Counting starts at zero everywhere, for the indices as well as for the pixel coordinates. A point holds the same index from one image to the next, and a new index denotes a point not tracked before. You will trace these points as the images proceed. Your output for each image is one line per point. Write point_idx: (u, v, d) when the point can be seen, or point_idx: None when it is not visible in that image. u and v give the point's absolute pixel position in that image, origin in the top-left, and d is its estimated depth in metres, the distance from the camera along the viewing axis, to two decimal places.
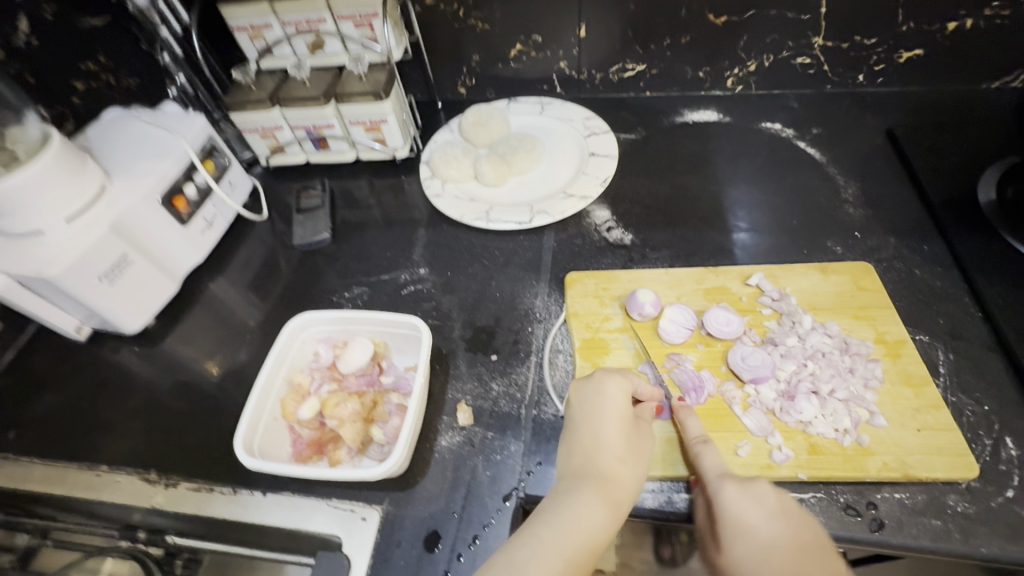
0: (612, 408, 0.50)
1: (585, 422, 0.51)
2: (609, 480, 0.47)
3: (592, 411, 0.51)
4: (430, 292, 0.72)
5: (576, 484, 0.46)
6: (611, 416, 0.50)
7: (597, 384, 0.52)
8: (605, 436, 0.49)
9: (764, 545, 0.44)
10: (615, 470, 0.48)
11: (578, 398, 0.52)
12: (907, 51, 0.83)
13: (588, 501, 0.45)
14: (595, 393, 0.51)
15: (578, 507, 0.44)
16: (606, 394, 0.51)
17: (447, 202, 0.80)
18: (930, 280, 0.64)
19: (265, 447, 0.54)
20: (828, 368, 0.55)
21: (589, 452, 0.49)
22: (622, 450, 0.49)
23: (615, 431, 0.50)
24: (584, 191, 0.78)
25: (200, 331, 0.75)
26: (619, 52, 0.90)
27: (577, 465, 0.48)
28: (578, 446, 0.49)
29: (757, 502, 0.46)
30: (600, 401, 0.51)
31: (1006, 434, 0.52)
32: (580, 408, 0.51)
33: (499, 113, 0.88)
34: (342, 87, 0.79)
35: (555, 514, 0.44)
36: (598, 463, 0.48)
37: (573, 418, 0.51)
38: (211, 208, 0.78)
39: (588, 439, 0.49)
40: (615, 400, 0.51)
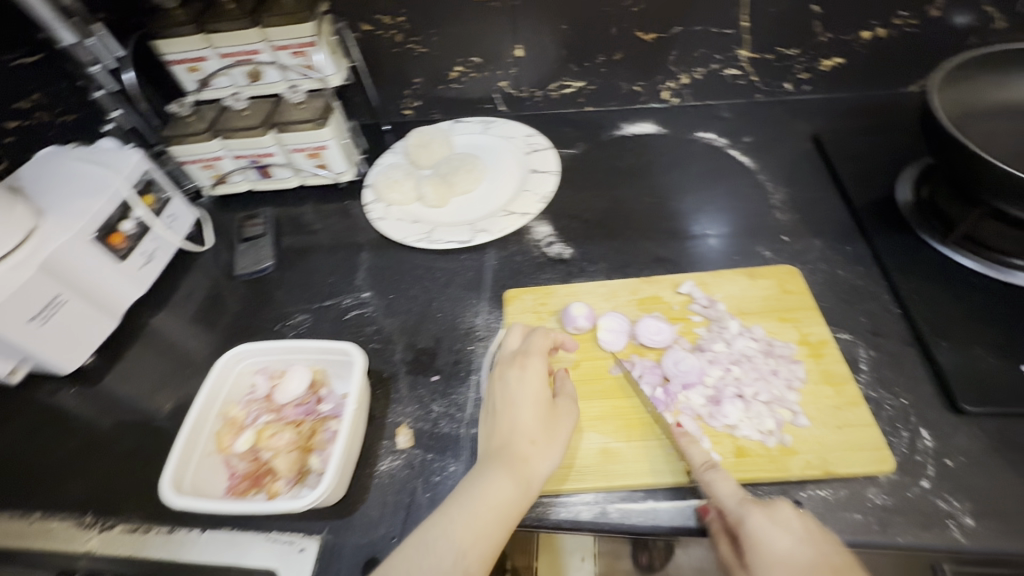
0: (527, 392, 0.52)
1: (502, 404, 0.52)
2: (520, 459, 0.48)
3: (509, 395, 0.52)
4: (373, 315, 0.73)
5: (489, 462, 0.48)
6: (525, 400, 0.52)
7: (515, 370, 0.54)
8: (518, 417, 0.51)
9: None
10: (525, 448, 0.49)
11: (499, 383, 0.54)
12: (827, 60, 0.86)
13: (496, 478, 0.47)
14: (513, 378, 0.53)
15: (487, 483, 0.47)
16: (524, 377, 0.53)
17: (390, 225, 0.81)
18: (852, 280, 0.67)
19: (197, 484, 0.54)
20: (751, 372, 0.57)
21: (504, 431, 0.50)
22: (534, 429, 0.51)
23: (528, 413, 0.51)
24: (524, 208, 0.80)
25: (142, 367, 0.74)
26: (556, 71, 0.92)
27: (492, 444, 0.50)
28: (494, 427, 0.51)
29: (784, 529, 0.44)
30: (516, 384, 0.53)
31: (922, 426, 0.54)
32: (499, 392, 0.53)
33: (442, 134, 0.90)
34: (281, 116, 0.80)
35: (467, 492, 0.47)
36: (510, 441, 0.50)
37: (493, 401, 0.53)
38: (151, 242, 0.78)
39: (504, 419, 0.51)
40: (529, 384, 0.53)
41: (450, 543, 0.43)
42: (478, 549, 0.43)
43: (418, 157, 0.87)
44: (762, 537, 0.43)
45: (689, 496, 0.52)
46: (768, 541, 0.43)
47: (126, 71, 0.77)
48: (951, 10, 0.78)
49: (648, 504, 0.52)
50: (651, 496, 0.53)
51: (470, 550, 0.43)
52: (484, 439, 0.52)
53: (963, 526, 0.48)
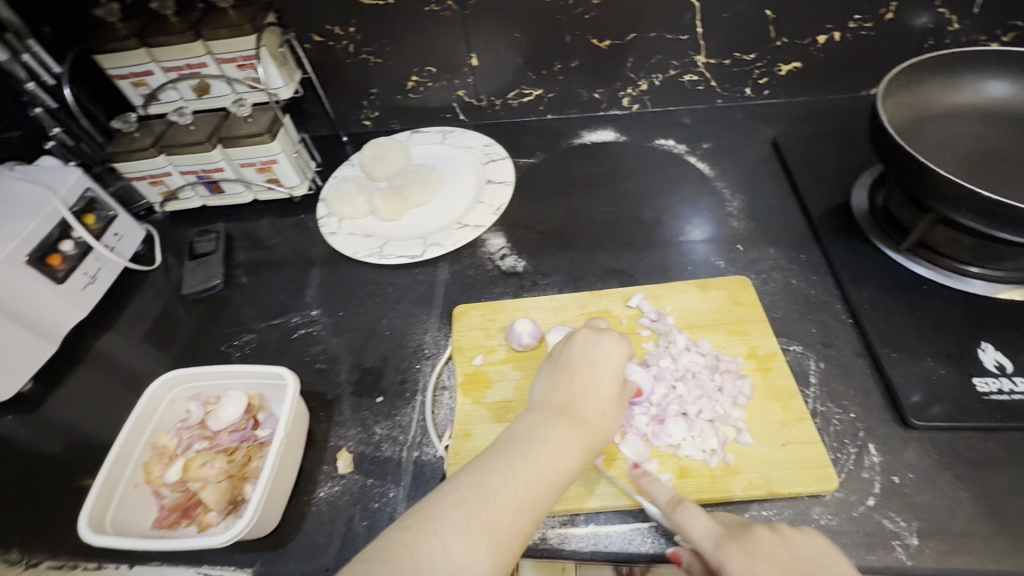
0: (614, 364, 0.49)
1: (583, 366, 0.49)
2: (589, 425, 0.46)
3: (594, 358, 0.49)
4: (321, 334, 0.71)
5: (557, 422, 0.45)
6: (611, 371, 0.49)
7: (609, 337, 0.50)
8: (597, 385, 0.48)
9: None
10: (596, 419, 0.46)
11: (584, 343, 0.50)
12: (786, 64, 0.85)
13: (566, 441, 0.44)
14: (604, 343, 0.50)
15: (553, 442, 0.43)
16: (616, 349, 0.50)
17: (341, 240, 0.79)
18: (805, 289, 0.66)
19: (121, 518, 0.52)
20: (696, 389, 0.55)
21: (576, 394, 0.47)
22: (609, 403, 0.48)
23: (609, 383, 0.48)
24: (478, 221, 0.79)
25: (82, 392, 0.72)
26: (513, 79, 0.91)
27: (559, 402, 0.46)
28: (565, 387, 0.48)
29: (767, 562, 0.39)
30: (606, 350, 0.49)
31: (870, 441, 0.53)
32: (580, 351, 0.50)
33: (397, 146, 0.88)
34: (228, 130, 0.78)
35: (533, 448, 0.43)
36: (579, 406, 0.46)
37: (571, 357, 0.49)
38: (93, 262, 0.76)
39: (579, 381, 0.48)
40: (619, 355, 0.49)
41: (510, 495, 0.39)
42: (532, 508, 0.40)
43: (372, 169, 0.85)
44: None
45: (631, 519, 0.51)
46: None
47: (64, 85, 0.75)
48: (907, 13, 0.77)
49: (589, 528, 0.51)
50: (592, 520, 0.51)
51: (530, 508, 0.40)
52: (546, 394, 0.48)
53: (908, 546, 0.47)
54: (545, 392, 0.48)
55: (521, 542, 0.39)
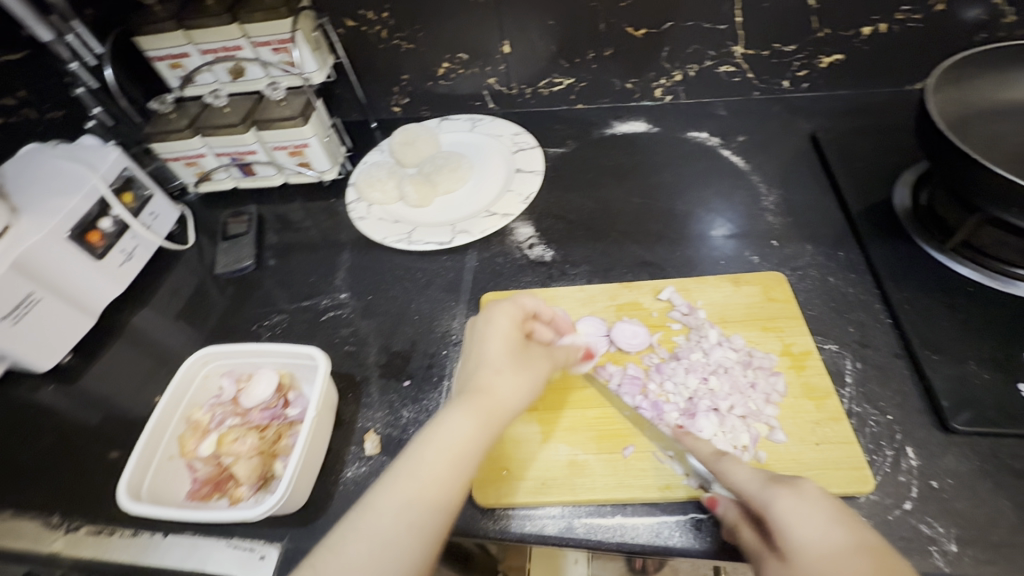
0: (498, 331, 0.51)
1: (476, 344, 0.52)
2: (481, 393, 0.47)
3: (477, 339, 0.52)
4: (349, 317, 0.72)
5: (450, 395, 0.48)
6: (494, 338, 0.51)
7: (493, 308, 0.53)
8: (485, 355, 0.50)
9: (841, 558, 0.35)
10: (487, 381, 0.48)
11: (476, 323, 0.54)
12: (827, 56, 0.83)
13: (451, 408, 0.46)
14: (481, 323, 0.53)
15: (442, 412, 0.46)
16: (493, 321, 0.52)
17: (371, 225, 0.80)
18: (843, 287, 0.64)
19: (157, 489, 0.53)
20: (728, 385, 0.55)
21: (470, 369, 0.50)
22: (498, 365, 0.50)
23: (495, 351, 0.51)
24: (506, 209, 0.78)
25: (118, 365, 0.74)
26: (546, 68, 0.90)
27: (457, 382, 0.50)
28: (463, 369, 0.51)
29: (817, 507, 0.38)
30: (489, 322, 0.52)
31: (908, 444, 0.52)
32: (474, 332, 0.53)
33: (427, 132, 0.88)
34: (262, 113, 0.79)
35: (425, 423, 0.46)
36: (472, 376, 0.49)
37: (468, 342, 0.53)
38: (131, 240, 0.77)
39: (472, 359, 0.51)
40: (501, 324, 0.52)
41: (404, 484, 0.42)
42: (430, 478, 0.43)
43: (402, 155, 0.85)
44: (791, 521, 0.38)
45: (660, 512, 0.51)
46: (791, 526, 0.38)
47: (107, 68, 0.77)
48: (960, 4, 0.74)
49: (616, 520, 0.51)
50: (619, 511, 0.51)
51: (427, 487, 0.42)
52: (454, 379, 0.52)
53: (946, 552, 0.45)
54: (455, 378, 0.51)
55: (434, 512, 0.42)
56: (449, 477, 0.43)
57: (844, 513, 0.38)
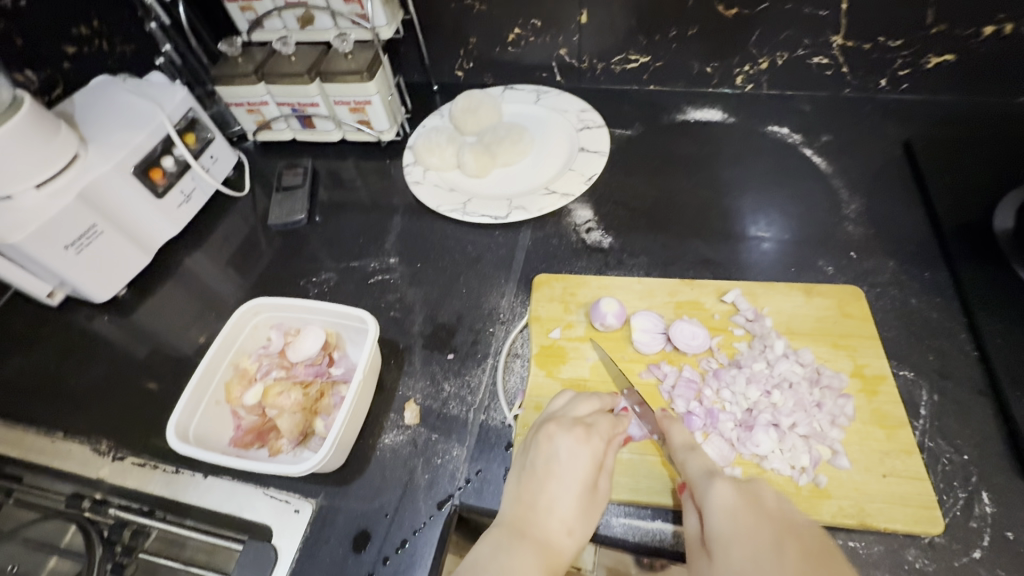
0: (580, 472, 0.46)
1: (546, 477, 0.46)
2: (550, 544, 0.43)
3: (555, 465, 0.46)
4: (397, 283, 0.71)
5: (520, 543, 0.43)
6: (574, 482, 0.46)
7: (574, 439, 0.47)
8: (562, 499, 0.45)
9: (758, 544, 0.38)
10: (559, 536, 0.44)
11: (549, 447, 0.47)
12: (936, 56, 0.75)
13: (528, 566, 0.41)
14: (567, 446, 0.46)
15: (515, 565, 0.41)
16: (576, 454, 0.46)
17: (426, 190, 0.78)
18: (925, 310, 0.59)
19: (202, 431, 0.54)
20: (793, 401, 0.51)
21: (539, 509, 0.45)
22: (574, 517, 0.45)
23: (573, 496, 0.45)
24: (567, 188, 0.75)
25: (170, 304, 0.75)
26: (622, 43, 0.84)
27: (522, 520, 0.44)
28: (528, 502, 0.45)
29: (744, 504, 0.41)
30: (568, 458, 0.46)
31: (984, 489, 0.48)
32: (546, 459, 0.47)
33: (489, 99, 0.84)
34: (328, 64, 0.77)
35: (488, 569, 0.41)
36: (546, 524, 0.44)
37: (536, 466, 0.47)
38: (190, 181, 0.77)
39: (542, 495, 0.45)
40: (583, 462, 0.46)
41: None
42: None
43: (462, 121, 0.82)
44: (723, 511, 0.41)
45: None
46: (723, 513, 0.41)
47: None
48: None
49: (655, 524, 0.50)
50: (659, 516, 0.50)
51: None
52: (509, 505, 0.46)
53: None
54: (509, 505, 0.46)
55: None
56: None
57: (777, 512, 0.40)
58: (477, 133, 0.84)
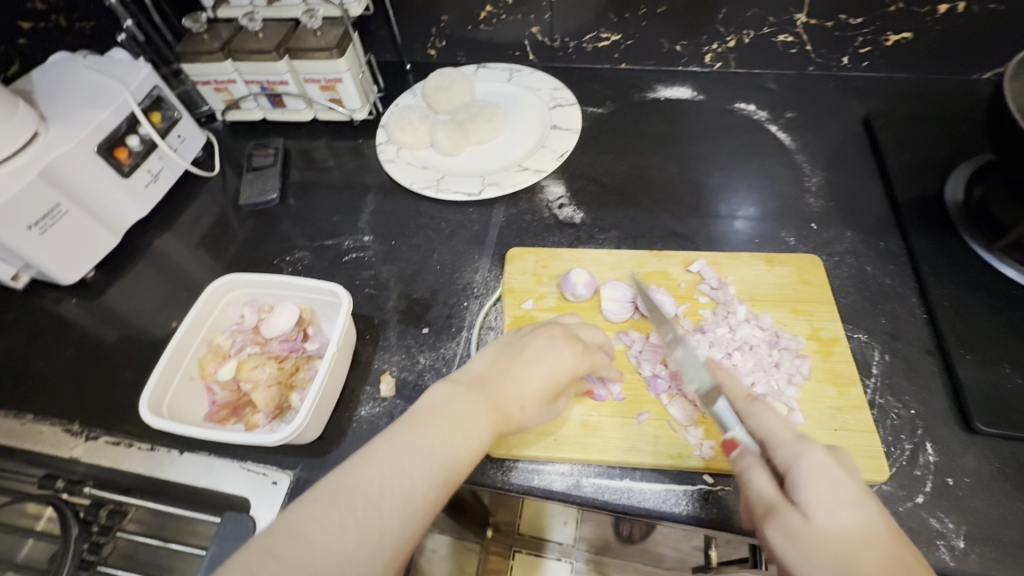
0: (561, 370, 0.47)
1: (527, 359, 0.47)
2: (506, 409, 0.45)
3: (543, 355, 0.47)
4: (371, 260, 0.71)
5: (479, 400, 0.44)
6: (551, 369, 0.47)
7: (570, 344, 0.49)
8: (534, 379, 0.46)
9: (866, 521, 0.37)
10: (515, 408, 0.46)
11: (545, 342, 0.48)
12: (894, 34, 0.77)
13: (482, 418, 0.43)
14: (560, 347, 0.48)
15: (468, 415, 0.42)
16: (566, 356, 0.48)
17: (400, 169, 0.78)
18: (879, 277, 0.62)
19: (177, 406, 0.55)
20: (752, 362, 0.54)
21: (510, 381, 0.46)
22: (535, 397, 0.46)
23: (544, 382, 0.47)
24: (539, 165, 0.76)
25: (142, 286, 0.74)
26: (593, 21, 0.85)
27: (489, 381, 0.46)
28: (502, 369, 0.46)
29: (852, 474, 0.39)
30: (557, 353, 0.48)
31: (928, 440, 0.51)
32: (540, 348, 0.48)
33: (461, 77, 0.84)
34: (296, 41, 0.76)
35: (446, 413, 0.42)
36: (509, 392, 0.46)
37: (524, 348, 0.48)
38: (157, 161, 0.76)
39: (515, 367, 0.47)
40: (569, 362, 0.48)
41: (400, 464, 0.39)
42: (432, 482, 0.39)
43: (435, 100, 0.82)
44: (824, 476, 0.38)
45: (668, 480, 0.51)
46: (826, 481, 0.38)
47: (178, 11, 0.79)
48: None
49: (624, 483, 0.51)
50: (627, 474, 0.52)
51: (431, 478, 0.39)
52: (480, 369, 0.47)
53: (953, 548, 0.46)
54: (483, 369, 0.47)
55: (430, 508, 0.39)
56: (444, 491, 0.40)
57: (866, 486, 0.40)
58: (451, 112, 0.83)
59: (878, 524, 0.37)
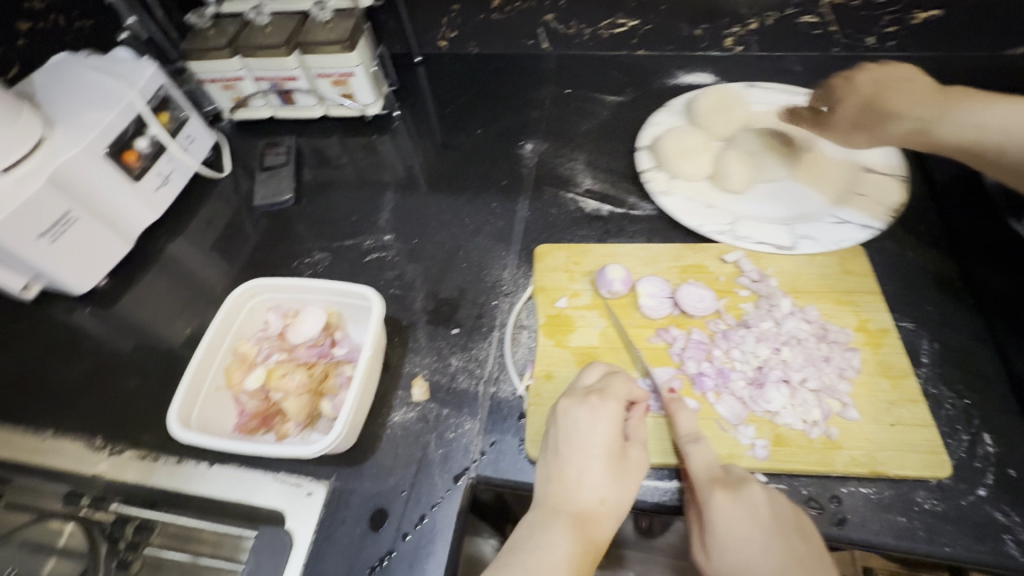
0: (601, 439, 0.46)
1: (569, 450, 0.47)
2: (584, 517, 0.44)
3: (575, 436, 0.47)
4: (394, 260, 0.69)
5: (553, 524, 0.44)
6: (595, 449, 0.46)
7: (589, 410, 0.47)
8: (588, 471, 0.46)
9: (757, 569, 0.42)
10: (594, 507, 0.45)
11: (566, 422, 0.48)
12: (923, 12, 0.75)
13: (563, 545, 0.43)
14: (583, 417, 0.47)
15: (547, 550, 0.42)
16: (596, 421, 0.47)
17: (676, 204, 0.66)
18: (923, 263, 0.60)
19: (205, 418, 0.52)
20: (801, 357, 0.52)
21: (568, 484, 0.46)
22: (604, 486, 0.45)
23: (599, 465, 0.46)
24: (863, 218, 0.62)
25: (157, 293, 0.72)
26: (609, 6, 0.82)
27: (551, 498, 0.46)
28: (554, 481, 0.46)
29: (744, 512, 0.44)
30: (587, 427, 0.47)
31: (986, 430, 0.49)
32: (565, 431, 0.47)
33: (743, 100, 0.72)
34: (307, 35, 0.73)
35: (525, 555, 0.43)
36: (576, 498, 0.45)
37: (557, 443, 0.47)
38: (167, 163, 0.74)
39: (566, 469, 0.46)
40: (603, 428, 0.47)
41: None
42: None
43: (711, 120, 0.70)
44: (727, 524, 0.43)
45: None
46: (723, 525, 0.43)
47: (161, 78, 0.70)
48: None
49: (672, 484, 0.50)
50: (675, 475, 0.50)
51: None
52: (540, 487, 0.47)
53: (1020, 541, 0.44)
54: (542, 483, 0.47)
55: None
56: None
57: (772, 521, 0.43)
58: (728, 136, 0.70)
59: (769, 564, 0.42)
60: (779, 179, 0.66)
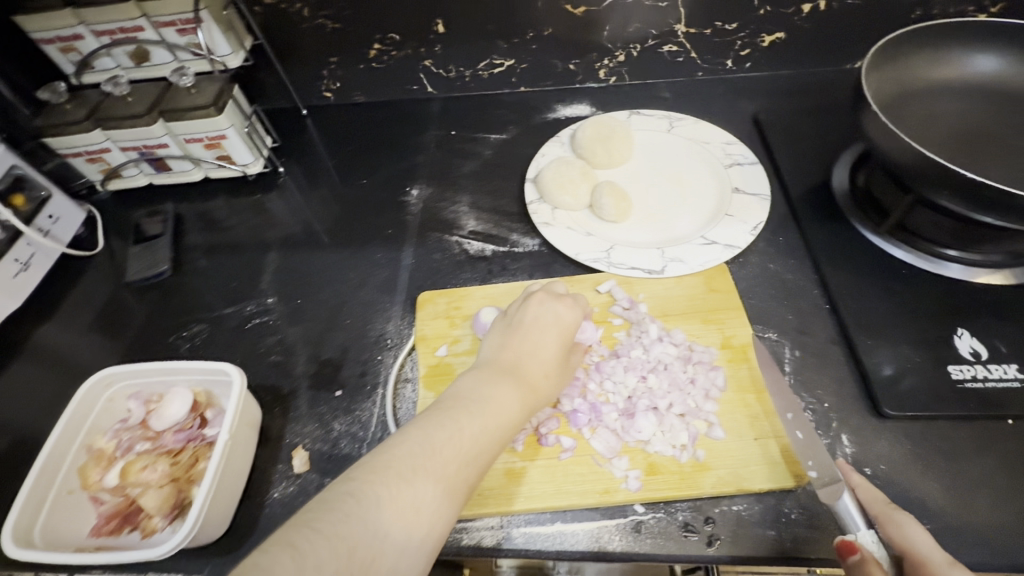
0: (563, 330, 0.51)
1: (531, 328, 0.51)
2: (532, 383, 0.47)
3: (541, 318, 0.51)
4: (276, 324, 0.67)
5: (502, 380, 0.46)
6: (558, 333, 0.51)
7: (563, 305, 0.53)
8: (544, 346, 0.49)
9: None
10: (538, 378, 0.48)
11: (538, 308, 0.52)
12: (769, 35, 0.81)
13: (509, 396, 0.44)
14: (554, 307, 0.52)
15: (493, 398, 0.44)
16: (563, 316, 0.52)
17: (557, 233, 0.67)
18: (783, 273, 0.63)
19: (54, 528, 0.48)
20: (667, 383, 0.54)
21: (523, 353, 0.49)
22: (552, 364, 0.49)
23: (555, 347, 0.50)
24: (731, 236, 0.65)
25: (20, 386, 0.67)
26: (483, 49, 0.84)
27: (504, 360, 0.48)
28: (511, 349, 0.49)
29: None
30: (551, 315, 0.52)
31: (844, 432, 0.52)
32: (534, 313, 0.52)
33: (624, 130, 0.74)
34: (171, 102, 0.71)
35: (472, 399, 0.43)
36: (524, 365, 0.48)
37: (523, 319, 0.51)
38: (26, 248, 0.69)
39: (525, 343, 0.49)
40: (568, 321, 0.52)
41: (455, 449, 0.40)
42: (475, 464, 0.40)
43: (594, 152, 0.73)
44: None
45: (598, 516, 0.49)
46: None
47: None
48: None
49: (555, 527, 0.49)
50: (558, 517, 0.49)
51: (465, 463, 0.40)
52: (490, 356, 0.49)
53: None
54: (495, 351, 0.49)
55: (466, 489, 0.40)
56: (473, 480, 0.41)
57: None
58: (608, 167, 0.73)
59: None
60: (653, 208, 0.69)
